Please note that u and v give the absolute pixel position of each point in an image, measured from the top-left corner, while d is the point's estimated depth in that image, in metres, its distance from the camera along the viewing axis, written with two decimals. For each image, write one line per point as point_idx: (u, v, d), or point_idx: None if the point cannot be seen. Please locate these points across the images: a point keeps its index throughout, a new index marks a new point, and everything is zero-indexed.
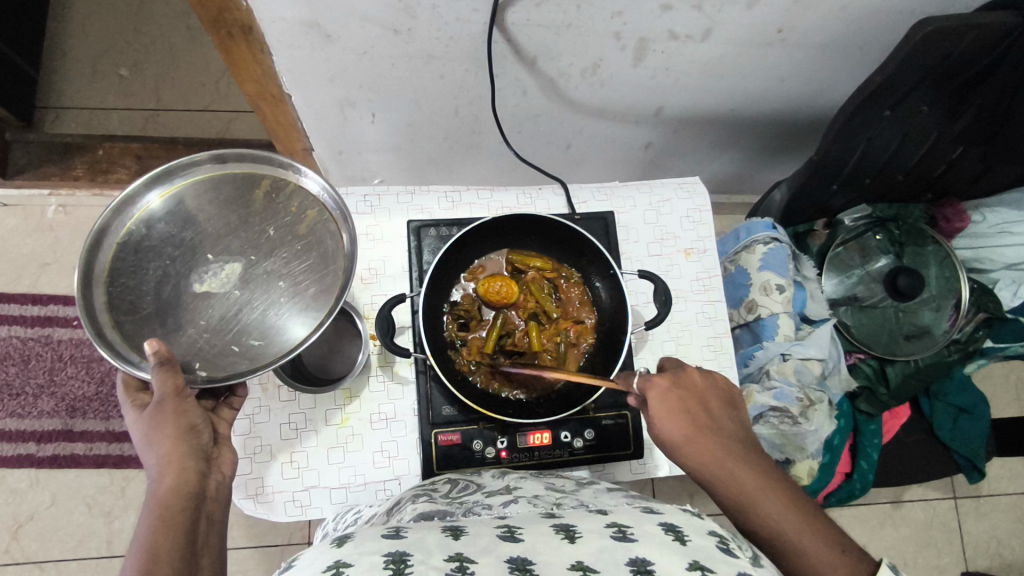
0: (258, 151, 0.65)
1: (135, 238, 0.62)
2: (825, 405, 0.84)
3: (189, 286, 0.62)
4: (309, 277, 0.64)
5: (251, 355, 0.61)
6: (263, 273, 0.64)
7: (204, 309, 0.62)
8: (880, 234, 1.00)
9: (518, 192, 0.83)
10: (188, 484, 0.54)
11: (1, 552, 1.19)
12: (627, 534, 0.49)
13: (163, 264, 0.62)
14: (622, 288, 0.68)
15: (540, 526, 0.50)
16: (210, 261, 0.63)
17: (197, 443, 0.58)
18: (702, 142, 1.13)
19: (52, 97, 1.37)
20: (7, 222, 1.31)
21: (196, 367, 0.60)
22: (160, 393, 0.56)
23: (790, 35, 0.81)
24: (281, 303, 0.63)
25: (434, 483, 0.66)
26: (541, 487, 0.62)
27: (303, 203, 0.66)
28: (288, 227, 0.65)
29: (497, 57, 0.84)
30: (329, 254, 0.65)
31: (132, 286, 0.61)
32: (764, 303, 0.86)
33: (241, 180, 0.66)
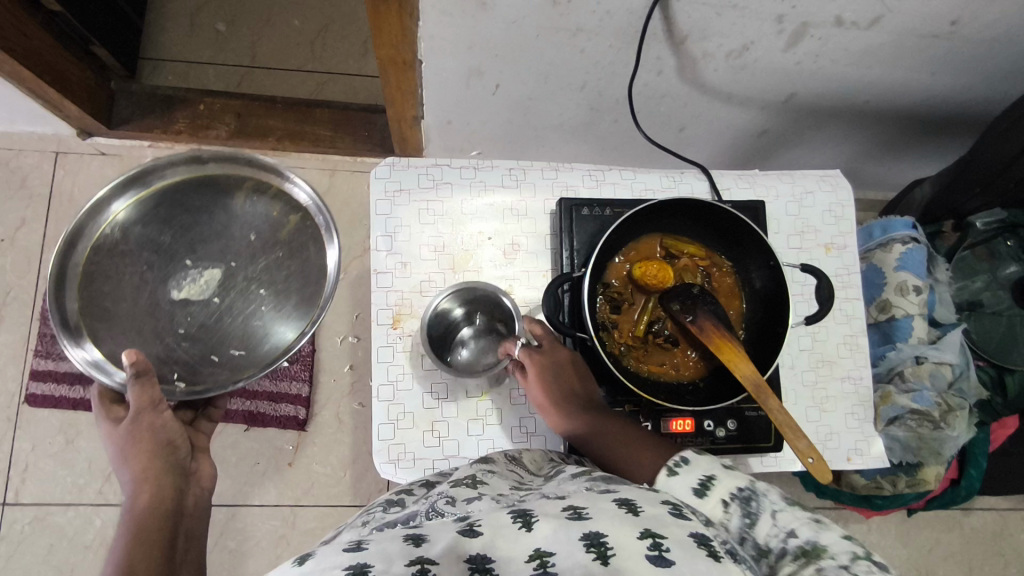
0: (232, 155, 0.77)
1: (108, 241, 0.76)
2: (966, 411, 0.83)
3: (170, 293, 0.80)
4: (290, 291, 0.80)
5: (229, 365, 0.77)
6: (241, 283, 0.82)
7: (182, 316, 0.80)
8: (1011, 240, 0.97)
9: (661, 174, 0.81)
10: (162, 500, 0.62)
11: (94, 492, 1.23)
12: (582, 515, 0.42)
13: (140, 271, 0.78)
14: (786, 282, 0.67)
15: (496, 515, 0.44)
16: (189, 267, 0.81)
17: (170, 458, 0.67)
18: (821, 133, 1.09)
19: (152, 48, 1.37)
20: (104, 170, 1.31)
21: (176, 379, 0.76)
22: (138, 405, 0.66)
23: (961, 27, 0.78)
24: (269, 313, 0.79)
25: (411, 486, 0.60)
26: (508, 485, 0.56)
27: (285, 207, 0.80)
28: (273, 232, 0.81)
29: (648, 34, 0.82)
30: (302, 267, 0.80)
31: (106, 292, 0.75)
32: (899, 303, 0.85)
33: (221, 178, 0.79)
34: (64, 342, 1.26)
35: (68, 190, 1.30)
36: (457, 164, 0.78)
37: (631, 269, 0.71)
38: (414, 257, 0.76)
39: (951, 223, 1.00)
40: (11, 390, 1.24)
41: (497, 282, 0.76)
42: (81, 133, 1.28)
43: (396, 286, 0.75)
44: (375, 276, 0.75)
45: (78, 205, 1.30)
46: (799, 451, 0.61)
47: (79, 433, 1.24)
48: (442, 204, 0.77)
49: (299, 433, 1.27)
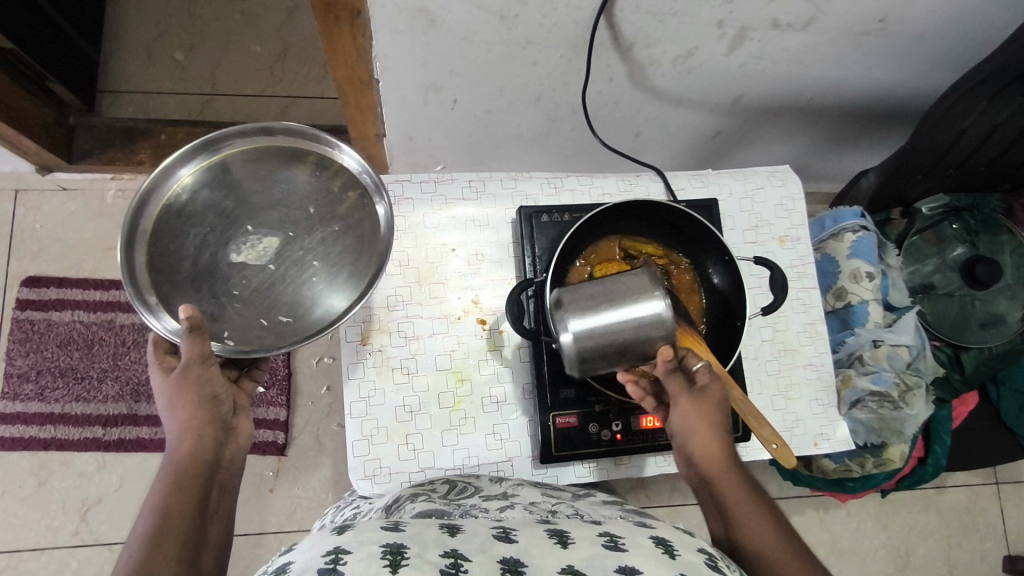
0: (304, 130, 0.72)
1: (176, 203, 0.70)
2: (924, 389, 0.86)
3: (228, 256, 0.71)
4: (343, 259, 0.73)
5: (280, 330, 0.70)
6: (297, 252, 0.73)
7: (239, 278, 0.71)
8: (955, 223, 1.01)
9: (617, 178, 0.83)
10: (205, 452, 0.59)
11: (70, 533, 1.20)
12: (618, 544, 0.49)
13: (203, 233, 0.71)
14: (741, 276, 0.70)
15: (533, 529, 0.50)
16: (249, 233, 0.72)
17: (213, 412, 0.62)
18: (772, 131, 1.13)
19: (110, 81, 1.37)
20: (66, 206, 1.30)
21: (225, 336, 0.68)
22: (187, 358, 0.61)
23: (890, 24, 0.82)
24: (326, 281, 0.72)
25: (433, 483, 0.67)
26: (537, 495, 0.65)
27: (344, 184, 0.74)
28: (331, 208, 0.74)
29: (596, 44, 0.84)
30: (361, 239, 0.73)
31: (170, 251, 0.69)
32: (854, 290, 0.88)
33: (286, 152, 0.73)
34: (32, 382, 1.24)
35: (29, 227, 1.28)
36: (417, 179, 0.79)
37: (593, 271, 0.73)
38: None
39: (899, 210, 1.06)
40: None
41: (463, 293, 0.78)
42: (40, 169, 1.27)
43: (363, 302, 0.75)
44: None
45: (40, 242, 1.28)
46: (764, 438, 0.64)
47: (52, 474, 1.22)
48: (404, 218, 0.78)
49: (279, 458, 1.26)
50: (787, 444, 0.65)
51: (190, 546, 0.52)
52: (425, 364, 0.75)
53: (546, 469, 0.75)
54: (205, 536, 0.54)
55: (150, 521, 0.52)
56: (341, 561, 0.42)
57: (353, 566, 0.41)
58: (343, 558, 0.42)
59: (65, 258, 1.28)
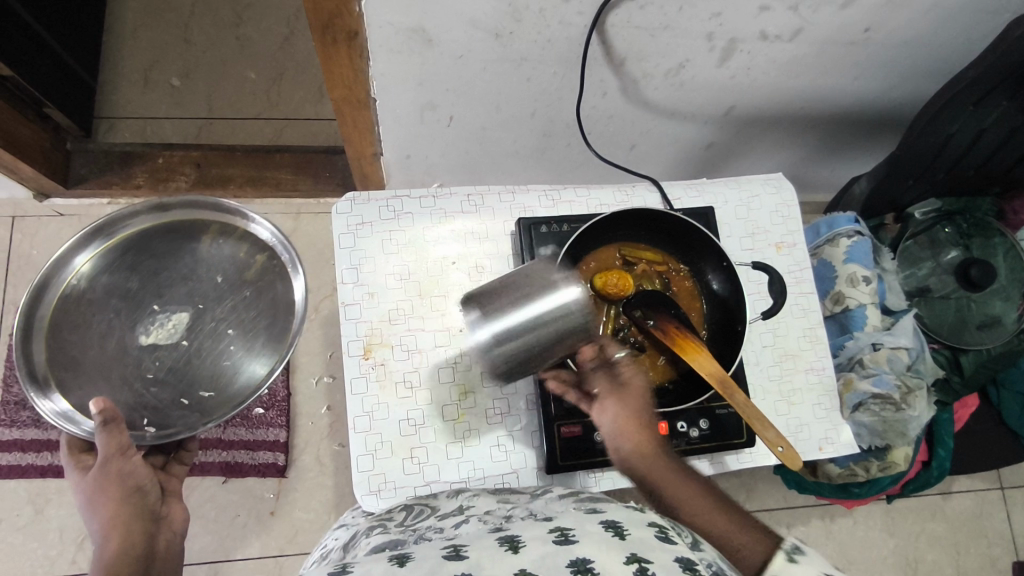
0: (205, 201, 0.87)
1: (75, 291, 0.85)
2: (924, 390, 0.86)
3: (138, 339, 0.90)
4: (252, 330, 0.91)
5: (196, 407, 0.87)
6: (206, 325, 0.92)
7: (151, 360, 0.89)
8: (948, 227, 1.03)
9: (614, 190, 0.84)
10: (134, 541, 0.62)
11: (66, 564, 1.18)
12: (568, 536, 0.48)
13: (107, 318, 0.88)
14: (740, 279, 0.70)
15: (483, 540, 0.49)
16: (157, 311, 0.92)
17: (138, 505, 0.66)
18: (764, 141, 1.15)
19: (107, 107, 1.38)
20: (63, 231, 1.30)
21: (145, 423, 0.84)
22: (105, 453, 0.66)
23: (875, 34, 0.84)
24: (241, 352, 0.90)
25: (390, 511, 0.66)
26: (493, 504, 0.63)
27: (250, 249, 0.91)
28: (240, 279, 0.93)
29: (589, 59, 0.86)
30: (273, 304, 0.91)
31: (73, 340, 0.84)
32: (851, 294, 0.89)
33: (178, 228, 0.90)
34: (29, 410, 1.23)
35: (25, 253, 1.28)
36: (416, 195, 0.80)
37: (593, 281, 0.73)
38: (380, 287, 0.77)
39: (891, 215, 1.07)
40: None
41: (464, 306, 0.78)
42: (37, 195, 1.27)
43: (364, 317, 0.76)
44: (343, 308, 0.75)
45: (37, 267, 1.28)
46: (769, 440, 0.64)
47: (48, 502, 1.20)
48: (403, 233, 0.79)
49: (278, 480, 1.25)
50: (792, 446, 0.66)
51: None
52: (428, 377, 0.75)
53: (553, 479, 0.74)
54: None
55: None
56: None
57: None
58: None
59: None
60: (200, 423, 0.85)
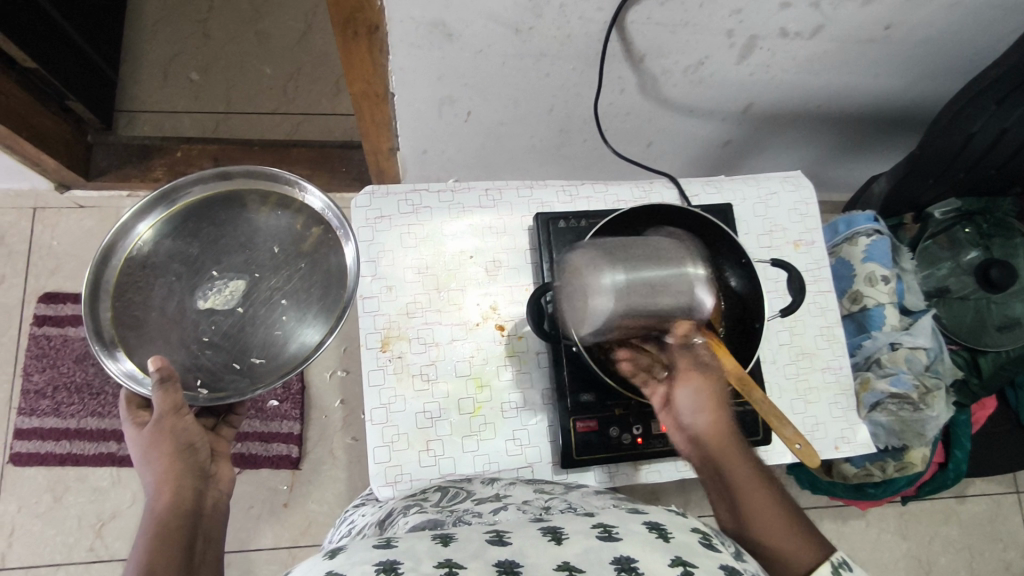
0: (264, 171, 0.87)
1: (139, 255, 0.84)
2: (943, 390, 0.85)
3: (196, 303, 0.86)
4: (309, 294, 0.87)
5: (249, 374, 0.84)
6: (262, 290, 0.88)
7: (208, 323, 0.85)
8: (968, 227, 1.02)
9: (632, 186, 0.84)
10: (184, 499, 0.65)
11: (84, 550, 1.19)
12: (612, 533, 0.49)
13: (169, 282, 0.85)
14: (759, 277, 0.70)
15: (526, 529, 0.50)
16: (216, 277, 0.88)
17: (192, 461, 0.68)
18: (781, 139, 1.15)
19: (127, 101, 1.39)
20: (84, 223, 1.32)
21: (199, 385, 0.81)
22: (160, 410, 0.68)
23: (896, 31, 0.84)
24: (301, 320, 0.85)
25: (423, 492, 0.68)
26: (530, 493, 0.64)
27: (306, 221, 0.89)
28: (297, 248, 0.89)
29: (608, 55, 0.86)
30: (324, 272, 0.87)
31: (134, 303, 0.82)
32: (869, 293, 0.88)
33: (232, 197, 0.88)
34: (49, 399, 1.25)
35: (47, 244, 1.30)
36: (434, 189, 0.80)
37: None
38: (398, 280, 0.77)
39: (911, 215, 1.06)
40: None
41: (480, 300, 0.78)
42: (58, 187, 1.29)
43: (382, 310, 0.76)
44: (361, 301, 0.76)
45: (57, 258, 1.30)
46: (787, 438, 0.63)
47: (67, 490, 1.22)
48: (422, 226, 0.79)
49: (293, 472, 1.26)
50: (810, 443, 0.64)
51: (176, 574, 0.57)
52: (445, 370, 0.75)
53: (567, 474, 0.75)
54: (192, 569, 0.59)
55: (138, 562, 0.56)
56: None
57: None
58: None
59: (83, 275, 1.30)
60: (255, 389, 0.81)
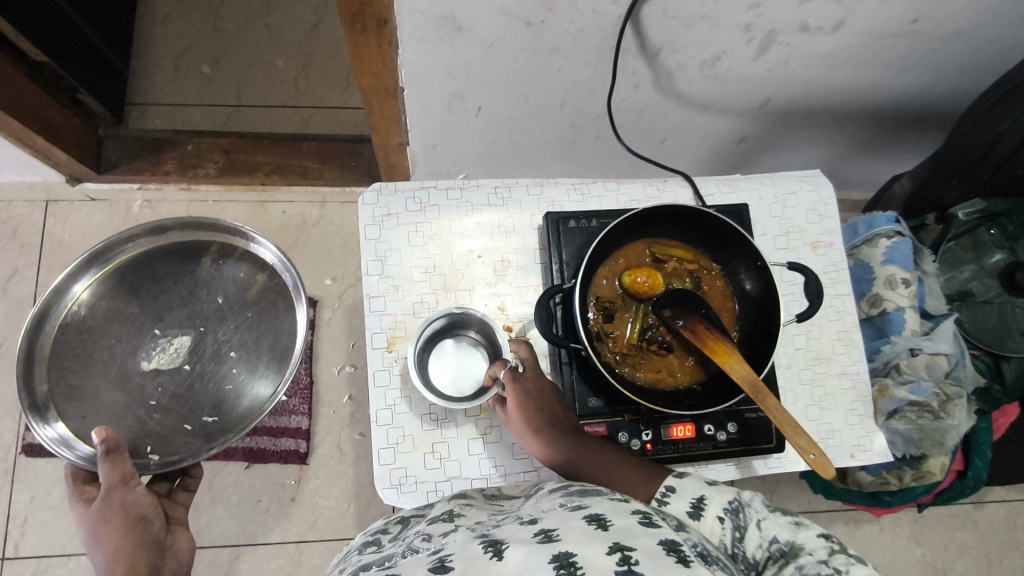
0: (214, 223, 0.98)
1: (74, 317, 0.95)
2: (964, 399, 0.83)
3: (141, 364, 1.01)
4: (257, 353, 1.03)
5: (200, 431, 0.97)
6: (220, 349, 1.04)
7: (154, 382, 1.00)
8: (993, 228, 0.99)
9: (645, 184, 0.82)
10: (143, 564, 0.64)
11: None
12: (552, 536, 0.44)
13: (110, 343, 0.99)
14: (775, 282, 0.68)
15: (468, 549, 0.45)
16: (159, 335, 1.03)
17: (146, 533, 0.67)
18: (799, 136, 1.12)
19: (139, 94, 1.39)
20: (95, 216, 1.32)
21: (150, 452, 0.94)
22: (108, 484, 0.69)
23: (922, 25, 0.81)
24: (248, 375, 1.02)
25: (387, 525, 0.63)
26: (485, 514, 0.58)
27: (250, 270, 1.04)
28: (258, 304, 1.04)
29: (622, 50, 0.84)
30: (269, 332, 1.03)
31: (70, 376, 0.92)
32: (889, 297, 0.86)
33: (177, 256, 1.03)
34: None
35: (59, 237, 1.31)
36: (443, 186, 0.79)
37: (620, 279, 0.72)
38: (405, 279, 0.76)
39: (933, 216, 1.02)
40: (7, 442, 1.23)
41: (488, 300, 0.77)
42: (70, 180, 1.29)
43: (389, 309, 0.75)
44: (367, 300, 0.75)
45: (69, 252, 1.31)
46: (802, 448, 0.61)
47: None
48: (430, 225, 0.78)
49: (300, 467, 1.26)
50: (824, 455, 0.62)
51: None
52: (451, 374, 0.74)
53: None
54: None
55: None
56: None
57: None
58: None
59: None
60: (211, 445, 0.95)
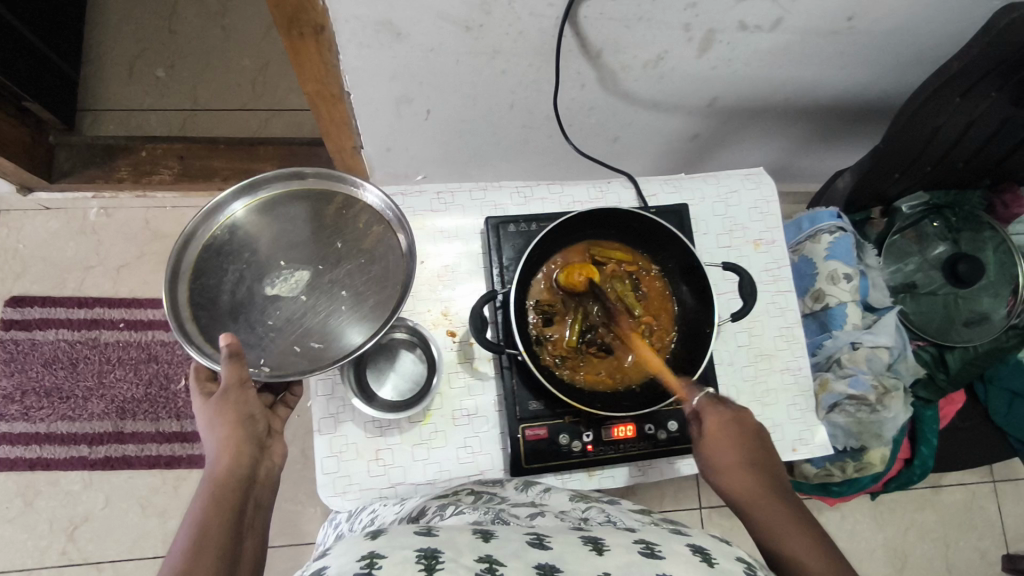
0: (331, 171, 0.73)
1: (219, 240, 0.71)
2: (901, 391, 0.85)
3: (263, 289, 0.71)
4: (365, 286, 0.72)
5: (312, 355, 0.69)
6: (327, 281, 0.72)
7: (273, 310, 0.70)
8: (936, 221, 1.01)
9: (588, 186, 0.83)
10: (243, 463, 0.59)
11: (58, 553, 1.19)
12: (655, 551, 0.51)
13: (240, 268, 0.71)
14: (708, 282, 0.68)
15: (569, 538, 0.53)
16: (283, 268, 0.72)
17: (254, 431, 0.61)
18: (750, 132, 1.13)
19: (91, 99, 1.37)
20: (49, 225, 1.30)
21: (261, 363, 0.68)
22: (227, 382, 0.61)
23: (859, 23, 0.81)
24: (341, 312, 0.71)
25: (457, 493, 0.68)
26: (566, 502, 0.67)
27: (368, 218, 0.74)
28: (354, 241, 0.74)
29: (564, 51, 0.84)
30: (389, 270, 0.72)
31: (209, 287, 0.69)
32: (832, 292, 0.87)
33: (313, 199, 0.73)
34: (18, 403, 1.24)
35: (13, 247, 1.29)
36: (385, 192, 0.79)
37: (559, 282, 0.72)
38: None
39: (878, 210, 1.04)
40: None
41: (432, 305, 0.77)
42: (21, 189, 1.27)
43: None
44: None
45: (24, 262, 1.29)
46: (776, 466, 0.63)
47: (38, 494, 1.21)
48: None
49: None
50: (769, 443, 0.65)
51: (225, 560, 0.51)
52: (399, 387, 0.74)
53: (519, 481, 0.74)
54: (239, 553, 0.53)
55: (189, 545, 0.51)
56: (377, 565, 0.45)
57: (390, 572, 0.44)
58: (377, 562, 0.45)
59: (50, 278, 1.29)
60: (314, 375, 0.67)
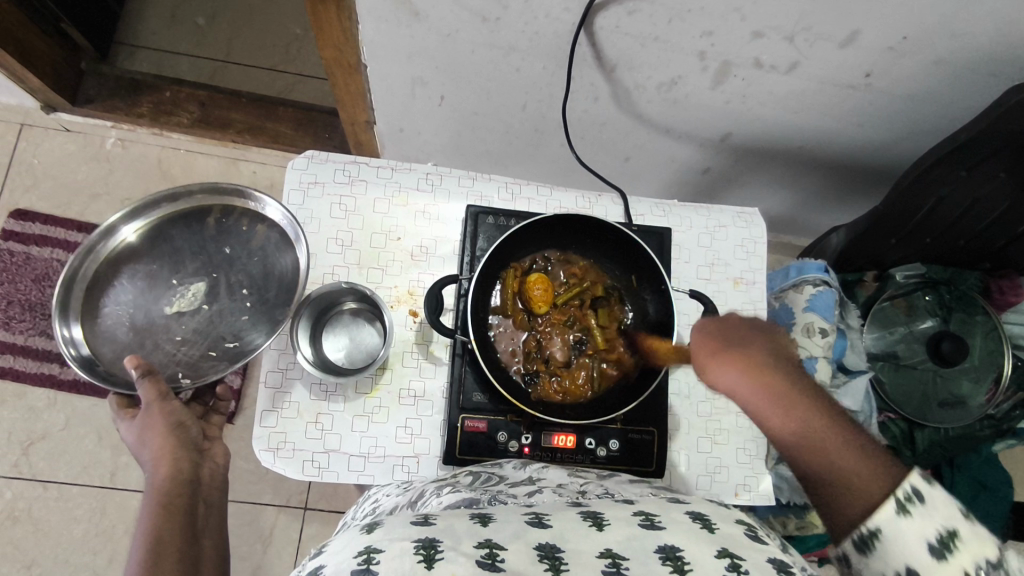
0: (205, 185, 0.69)
1: (104, 275, 0.69)
2: None
3: (162, 309, 0.71)
4: (266, 285, 0.71)
5: (228, 356, 0.70)
6: (224, 284, 0.73)
7: (177, 326, 0.71)
8: (929, 294, 0.98)
9: (578, 195, 0.83)
10: (183, 473, 0.56)
11: (8, 465, 1.20)
12: (655, 522, 0.46)
13: (131, 298, 0.69)
14: (672, 307, 0.67)
15: (566, 511, 0.48)
16: (176, 284, 0.71)
17: (186, 437, 0.58)
18: (761, 176, 1.12)
19: (130, 35, 1.40)
20: (66, 147, 1.34)
21: (181, 378, 0.68)
22: (145, 402, 0.58)
23: (876, 81, 0.80)
24: (249, 311, 0.71)
25: (456, 475, 0.65)
26: (565, 478, 0.62)
27: (253, 220, 0.72)
28: (243, 244, 0.72)
29: (578, 59, 0.84)
30: (281, 268, 0.71)
31: (105, 323, 0.67)
32: (804, 344, 0.86)
33: (192, 215, 0.71)
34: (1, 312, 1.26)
35: (27, 162, 1.32)
36: (375, 164, 0.80)
37: (518, 292, 0.72)
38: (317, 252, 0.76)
39: (872, 273, 1.05)
40: None
41: (401, 284, 0.77)
42: (45, 108, 1.31)
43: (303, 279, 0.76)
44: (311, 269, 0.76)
45: (34, 178, 1.32)
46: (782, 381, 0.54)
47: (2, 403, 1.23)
48: (354, 199, 0.78)
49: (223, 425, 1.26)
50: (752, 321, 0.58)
51: (183, 568, 0.50)
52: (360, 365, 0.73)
53: None
54: (197, 555, 0.52)
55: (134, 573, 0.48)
56: (375, 561, 0.41)
57: (387, 566, 0.40)
58: (375, 558, 0.41)
59: (56, 197, 1.32)
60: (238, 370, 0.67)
